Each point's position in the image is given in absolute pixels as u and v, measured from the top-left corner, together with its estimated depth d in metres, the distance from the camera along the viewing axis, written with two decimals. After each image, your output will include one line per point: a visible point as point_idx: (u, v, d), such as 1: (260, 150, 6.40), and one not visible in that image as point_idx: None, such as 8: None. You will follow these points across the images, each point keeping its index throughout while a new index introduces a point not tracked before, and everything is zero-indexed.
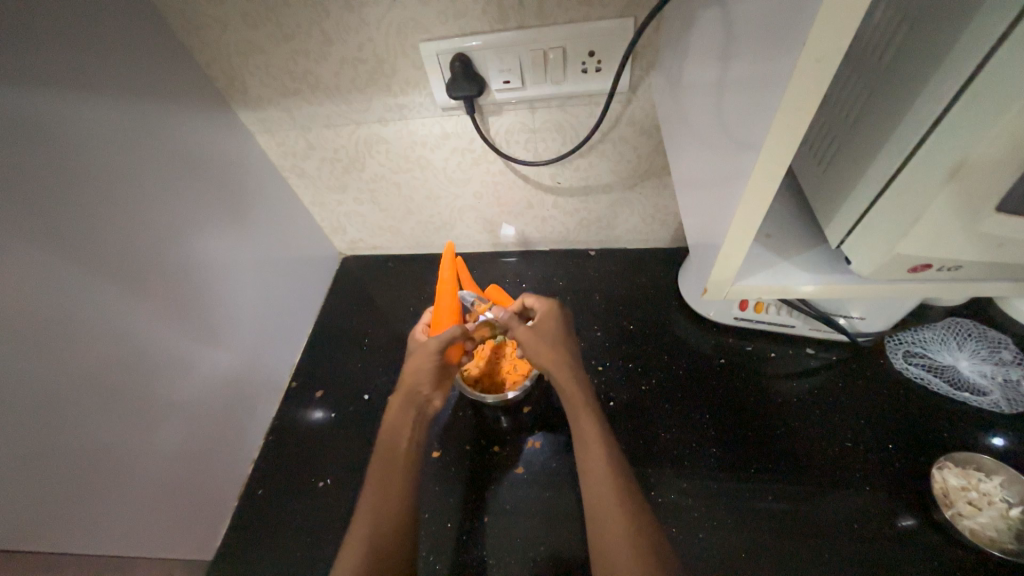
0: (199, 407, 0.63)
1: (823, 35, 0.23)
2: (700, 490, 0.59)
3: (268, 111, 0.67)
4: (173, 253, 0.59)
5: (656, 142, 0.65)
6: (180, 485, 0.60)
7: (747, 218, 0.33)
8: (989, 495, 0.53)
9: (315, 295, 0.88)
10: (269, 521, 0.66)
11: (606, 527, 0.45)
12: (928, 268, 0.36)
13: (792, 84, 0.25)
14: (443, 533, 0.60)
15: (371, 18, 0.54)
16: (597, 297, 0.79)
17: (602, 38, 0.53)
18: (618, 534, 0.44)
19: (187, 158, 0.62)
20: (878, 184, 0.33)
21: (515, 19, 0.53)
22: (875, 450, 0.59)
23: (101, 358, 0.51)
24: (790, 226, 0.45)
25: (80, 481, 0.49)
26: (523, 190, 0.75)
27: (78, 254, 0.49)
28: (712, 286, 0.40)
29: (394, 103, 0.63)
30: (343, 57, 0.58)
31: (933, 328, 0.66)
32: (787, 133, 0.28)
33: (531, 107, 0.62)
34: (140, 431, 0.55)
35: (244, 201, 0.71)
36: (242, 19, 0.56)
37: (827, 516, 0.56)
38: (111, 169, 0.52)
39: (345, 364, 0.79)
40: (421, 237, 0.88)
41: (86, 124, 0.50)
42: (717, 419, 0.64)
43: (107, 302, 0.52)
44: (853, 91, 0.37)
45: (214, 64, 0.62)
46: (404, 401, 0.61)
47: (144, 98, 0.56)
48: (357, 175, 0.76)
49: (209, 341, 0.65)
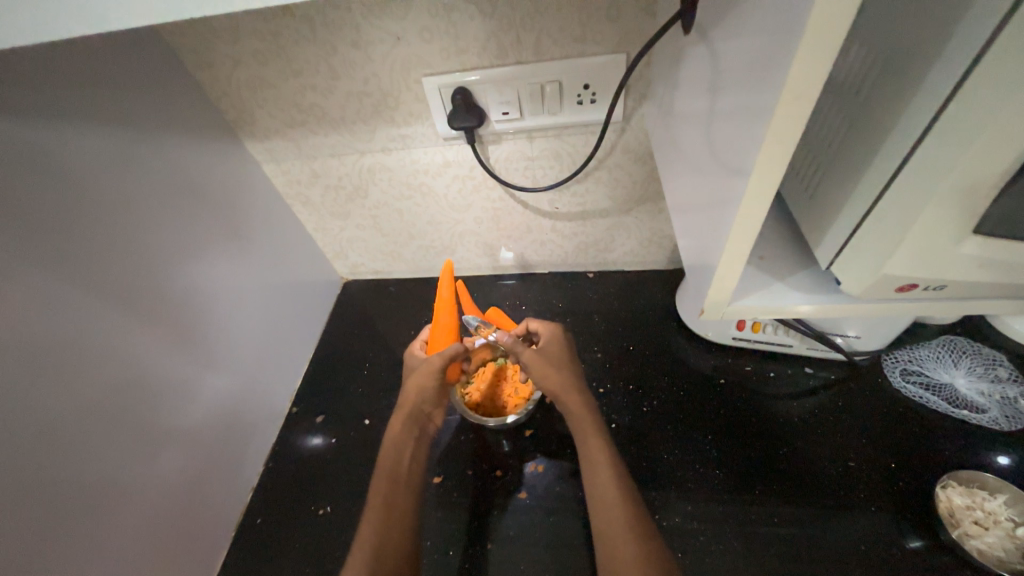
0: (199, 433, 0.63)
1: (800, 74, 0.25)
2: (704, 513, 0.58)
3: (275, 141, 0.69)
4: (178, 279, 0.60)
5: (651, 168, 0.68)
6: (178, 514, 0.60)
7: (739, 240, 0.35)
8: (994, 514, 0.53)
9: (317, 320, 0.89)
10: (267, 551, 0.64)
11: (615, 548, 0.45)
12: (914, 287, 0.37)
13: (775, 117, 0.27)
14: (445, 561, 0.59)
15: (377, 56, 0.57)
16: (597, 318, 0.80)
17: (596, 72, 0.56)
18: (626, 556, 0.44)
19: (195, 187, 0.63)
20: (862, 208, 0.35)
21: (513, 55, 0.56)
22: (878, 470, 0.59)
23: (104, 385, 0.51)
24: (782, 248, 0.47)
25: (77, 511, 0.48)
26: (522, 215, 0.77)
27: (85, 281, 0.50)
28: (708, 306, 0.41)
29: (398, 133, 0.65)
30: (349, 91, 0.61)
31: (929, 346, 0.66)
32: (773, 161, 0.29)
33: (529, 136, 0.64)
34: (140, 459, 0.55)
35: (250, 228, 0.73)
36: (253, 57, 0.58)
37: (834, 539, 0.55)
38: (122, 199, 0.54)
39: (346, 388, 0.79)
40: (423, 262, 0.90)
41: (99, 157, 0.52)
42: (719, 440, 0.64)
43: (111, 328, 0.52)
44: (835, 121, 0.39)
45: (225, 98, 0.64)
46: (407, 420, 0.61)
47: (156, 132, 0.58)
48: (360, 202, 0.78)
49: (212, 367, 0.66)
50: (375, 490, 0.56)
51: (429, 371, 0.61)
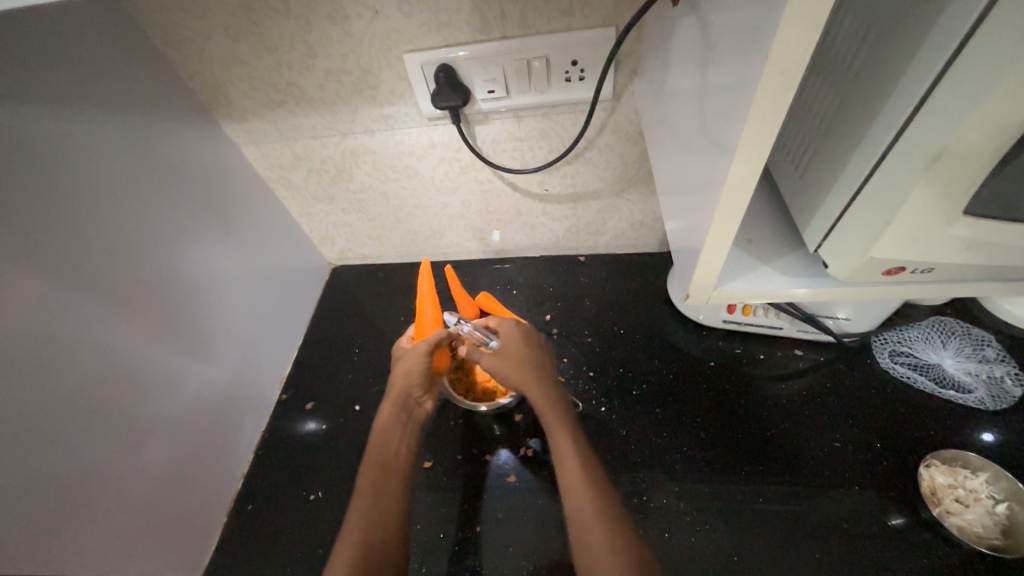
0: (184, 422, 0.63)
1: (785, 48, 0.24)
2: (691, 493, 0.59)
3: (253, 122, 0.67)
4: (156, 267, 0.59)
5: (641, 149, 0.66)
6: (167, 502, 0.60)
7: (724, 223, 0.34)
8: (975, 492, 0.54)
9: (305, 306, 0.88)
10: (260, 535, 0.65)
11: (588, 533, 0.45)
12: (902, 271, 0.36)
13: (760, 96, 0.26)
14: (434, 543, 0.60)
15: (355, 31, 0.54)
16: (587, 302, 0.80)
17: (584, 47, 0.54)
18: (599, 542, 0.44)
19: (172, 169, 0.62)
20: (851, 189, 0.34)
21: (498, 29, 0.53)
22: (863, 449, 0.59)
23: (87, 376, 0.51)
24: (770, 230, 0.46)
25: (60, 503, 0.48)
26: (511, 198, 0.75)
27: (58, 269, 0.48)
28: (694, 290, 0.41)
29: (381, 114, 0.63)
30: (328, 69, 0.58)
31: (918, 327, 0.66)
32: (759, 140, 0.28)
33: (517, 116, 0.62)
34: (124, 450, 0.54)
35: (230, 212, 0.71)
36: (226, 34, 0.56)
37: (817, 515, 0.56)
38: (95, 185, 0.52)
39: (336, 375, 0.79)
40: (411, 246, 0.88)
41: (68, 140, 0.50)
42: (706, 421, 0.64)
43: (88, 318, 0.51)
44: (825, 98, 0.38)
45: (198, 77, 0.62)
46: (394, 406, 0.62)
47: (127, 113, 0.56)
48: (344, 186, 0.76)
49: (198, 356, 0.65)
50: (364, 474, 0.56)
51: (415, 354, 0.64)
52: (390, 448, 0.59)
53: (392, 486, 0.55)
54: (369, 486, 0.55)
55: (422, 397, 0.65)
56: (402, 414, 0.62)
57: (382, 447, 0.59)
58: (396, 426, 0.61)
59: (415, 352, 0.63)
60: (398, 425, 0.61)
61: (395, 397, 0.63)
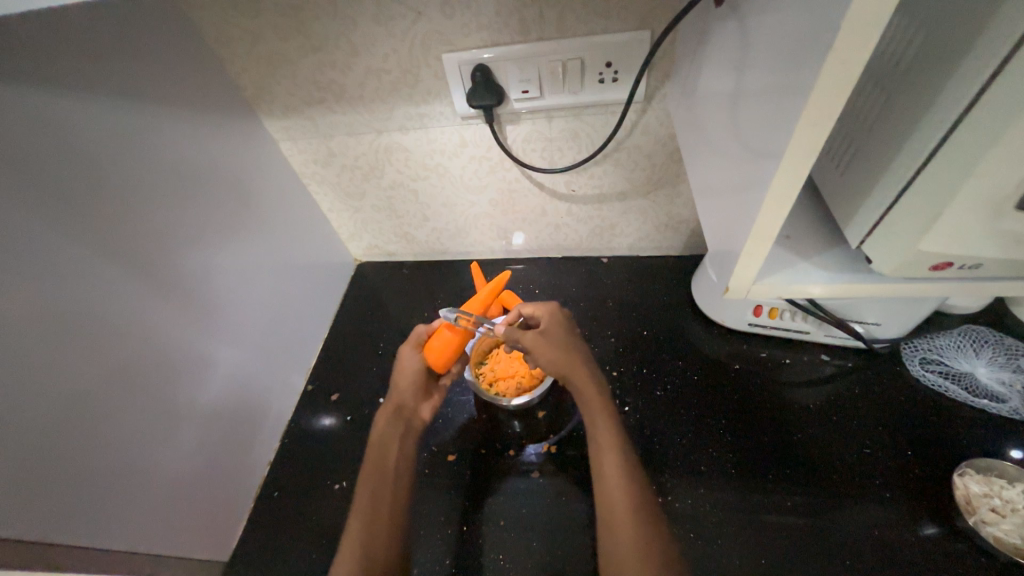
0: (216, 407, 0.65)
1: (847, 40, 0.24)
2: (717, 495, 0.59)
3: (291, 119, 0.69)
4: (195, 256, 0.61)
5: (670, 150, 0.67)
6: (197, 485, 0.61)
7: (770, 217, 0.34)
8: (1012, 502, 0.52)
9: (332, 300, 0.89)
10: (284, 522, 0.66)
11: (620, 538, 0.48)
12: (948, 267, 0.36)
13: (818, 90, 0.27)
14: (458, 535, 0.61)
15: (397, 31, 0.56)
16: (610, 303, 0.80)
17: (619, 49, 0.55)
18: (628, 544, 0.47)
19: (212, 161, 0.64)
20: (898, 185, 0.34)
21: (535, 31, 0.55)
22: (893, 456, 0.59)
23: (133, 358, 0.53)
24: (809, 230, 0.46)
25: (103, 479, 0.50)
26: (538, 198, 0.76)
27: (110, 252, 0.51)
28: (734, 285, 0.41)
29: (416, 112, 0.65)
30: (368, 68, 0.60)
31: (949, 335, 0.65)
32: (812, 136, 0.29)
33: (548, 116, 0.63)
34: (161, 431, 0.56)
35: (263, 203, 0.73)
36: (272, 32, 0.58)
37: (846, 524, 0.55)
38: (141, 173, 0.54)
39: (360, 368, 0.80)
40: (436, 244, 0.90)
41: (123, 130, 0.52)
42: (733, 423, 0.64)
43: (134, 302, 0.53)
44: (869, 100, 0.39)
45: (243, 74, 0.64)
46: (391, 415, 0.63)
47: (175, 105, 0.59)
48: (375, 183, 0.78)
49: (230, 343, 0.67)
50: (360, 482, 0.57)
51: (411, 360, 0.64)
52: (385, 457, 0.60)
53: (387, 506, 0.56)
54: (366, 498, 0.56)
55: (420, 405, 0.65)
56: (400, 424, 0.63)
57: (381, 456, 0.60)
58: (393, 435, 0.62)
59: (407, 358, 0.65)
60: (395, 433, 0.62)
61: (394, 404, 0.64)
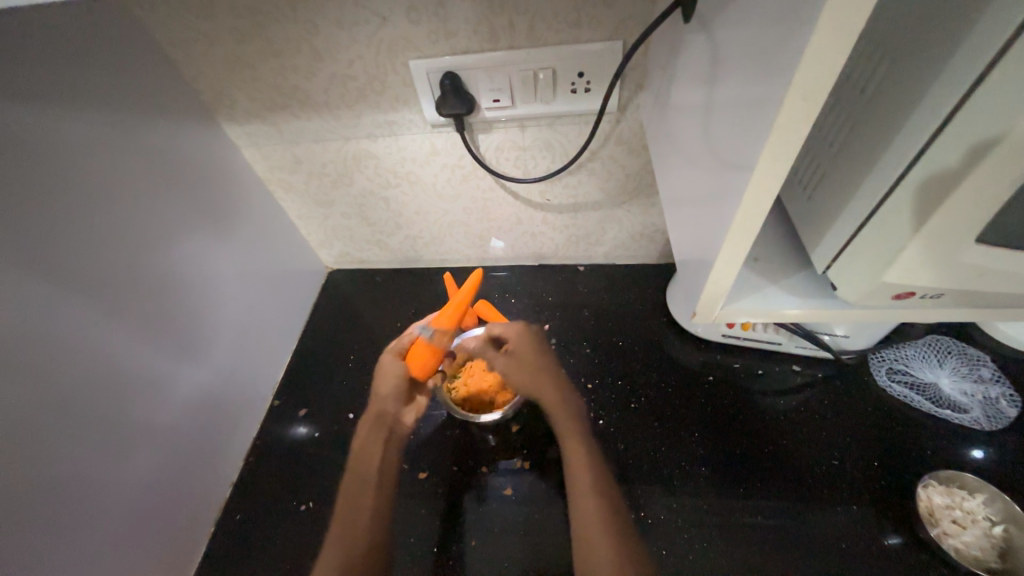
0: (175, 428, 0.61)
1: (811, 70, 0.24)
2: (690, 508, 0.59)
3: (253, 124, 0.66)
4: (152, 270, 0.57)
5: (644, 161, 0.66)
6: (155, 509, 0.58)
7: (738, 241, 0.34)
8: (972, 513, 0.54)
9: (301, 310, 0.86)
10: (249, 543, 0.64)
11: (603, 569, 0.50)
12: (911, 295, 0.37)
13: (781, 120, 0.26)
14: (427, 556, 0.59)
15: (362, 36, 0.54)
16: (587, 313, 0.79)
17: (591, 60, 0.54)
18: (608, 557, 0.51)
19: (166, 166, 0.60)
20: (863, 212, 0.34)
21: (505, 39, 0.53)
22: (862, 467, 0.59)
23: (79, 381, 0.49)
24: (778, 250, 0.46)
25: (46, 511, 0.46)
26: (513, 207, 0.75)
27: (54, 270, 0.47)
28: (701, 308, 0.40)
29: (384, 119, 0.63)
30: (333, 73, 0.58)
31: (915, 346, 0.67)
32: (776, 164, 0.28)
33: (521, 125, 0.62)
34: (115, 457, 0.53)
35: (225, 209, 0.69)
36: (230, 34, 0.55)
37: (814, 534, 0.56)
38: (91, 184, 0.51)
39: (330, 380, 0.78)
40: (409, 252, 0.87)
41: (66, 140, 0.49)
42: (706, 436, 0.64)
43: (83, 322, 0.50)
44: (837, 123, 0.38)
45: (199, 78, 0.61)
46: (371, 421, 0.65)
47: (125, 111, 0.55)
48: (344, 190, 0.75)
49: (191, 359, 0.64)
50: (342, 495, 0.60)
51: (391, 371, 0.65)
52: (367, 468, 0.63)
53: (372, 500, 0.60)
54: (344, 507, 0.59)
55: (403, 412, 0.67)
56: (382, 430, 0.65)
57: (363, 462, 0.64)
58: (376, 442, 0.65)
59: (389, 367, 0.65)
60: (378, 440, 0.65)
61: (374, 413, 0.66)
